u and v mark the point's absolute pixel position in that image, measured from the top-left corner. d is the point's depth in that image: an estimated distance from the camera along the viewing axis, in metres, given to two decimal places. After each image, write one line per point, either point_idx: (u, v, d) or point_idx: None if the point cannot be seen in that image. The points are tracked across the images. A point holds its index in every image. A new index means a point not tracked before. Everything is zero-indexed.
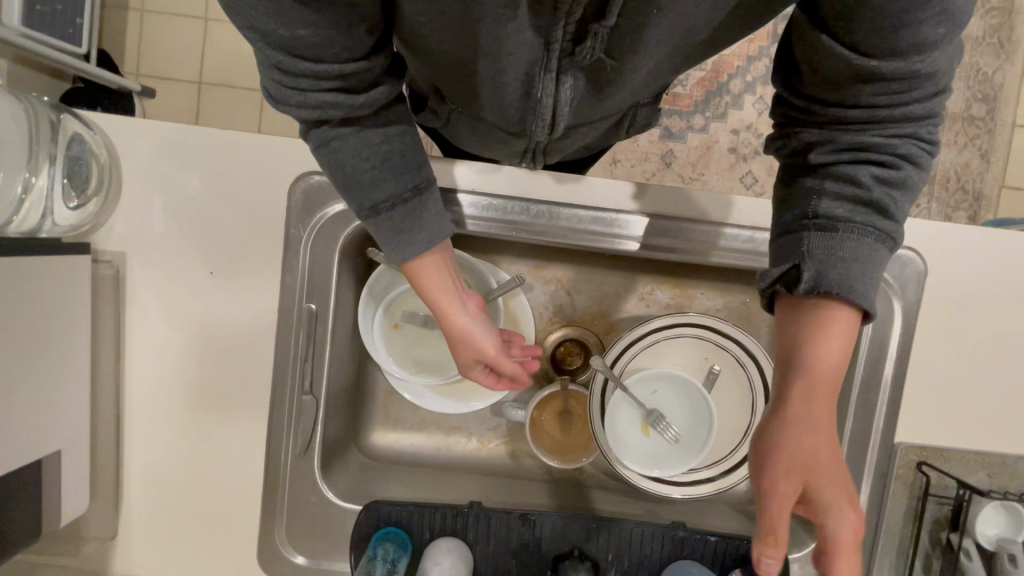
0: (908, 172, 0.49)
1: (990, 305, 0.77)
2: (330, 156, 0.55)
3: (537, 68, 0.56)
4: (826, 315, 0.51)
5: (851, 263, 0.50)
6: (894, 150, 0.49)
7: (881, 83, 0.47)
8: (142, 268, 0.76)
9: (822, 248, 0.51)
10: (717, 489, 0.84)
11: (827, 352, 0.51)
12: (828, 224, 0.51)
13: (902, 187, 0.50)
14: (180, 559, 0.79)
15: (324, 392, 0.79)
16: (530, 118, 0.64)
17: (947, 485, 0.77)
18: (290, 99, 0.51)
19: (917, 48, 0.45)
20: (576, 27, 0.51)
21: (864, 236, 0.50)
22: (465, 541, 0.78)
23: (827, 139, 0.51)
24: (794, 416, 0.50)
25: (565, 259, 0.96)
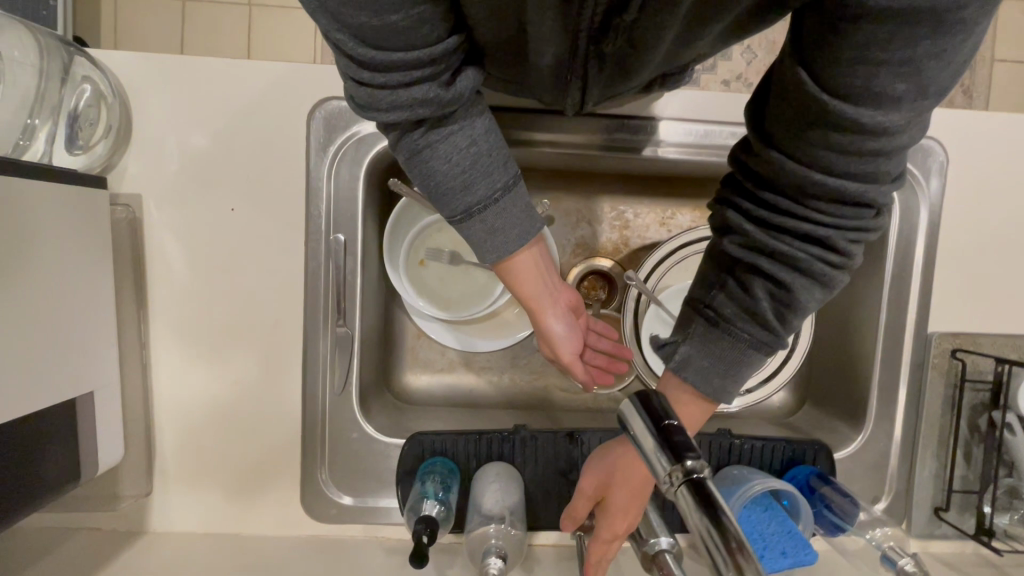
0: (801, 294, 0.49)
1: (1011, 189, 0.78)
2: (423, 165, 0.51)
3: (572, 47, 0.54)
4: (690, 400, 0.57)
5: (719, 369, 0.53)
6: (796, 266, 0.48)
7: (824, 161, 0.45)
8: (159, 209, 0.74)
9: (701, 338, 0.54)
10: (757, 398, 0.85)
11: None
12: (716, 322, 0.53)
13: (800, 293, 0.49)
14: (220, 510, 0.76)
15: (357, 324, 0.77)
16: (562, 94, 0.65)
17: (982, 369, 0.78)
18: (381, 102, 0.46)
19: (891, 99, 0.41)
20: (603, 20, 0.50)
21: (743, 343, 0.52)
22: (513, 465, 0.77)
23: (751, 219, 0.50)
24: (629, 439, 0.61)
25: (585, 191, 0.95)
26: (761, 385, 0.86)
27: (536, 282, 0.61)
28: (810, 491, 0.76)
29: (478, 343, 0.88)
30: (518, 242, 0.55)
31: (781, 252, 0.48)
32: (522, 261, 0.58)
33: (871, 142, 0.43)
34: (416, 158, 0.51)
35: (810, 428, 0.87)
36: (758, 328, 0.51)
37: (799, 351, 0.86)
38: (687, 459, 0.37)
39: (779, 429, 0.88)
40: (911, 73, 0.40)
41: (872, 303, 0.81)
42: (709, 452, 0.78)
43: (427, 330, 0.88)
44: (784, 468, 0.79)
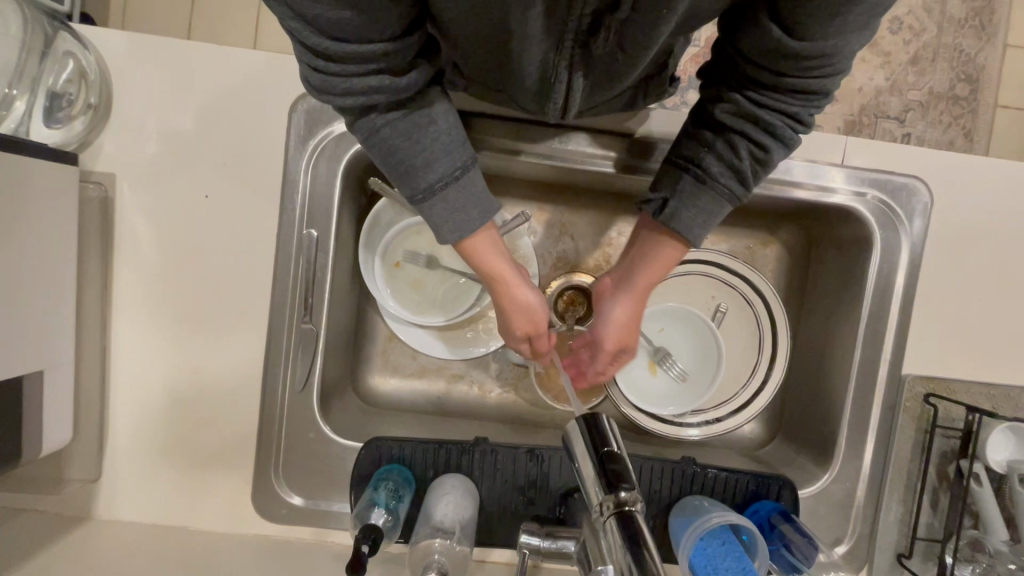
0: (776, 153, 0.53)
1: (994, 237, 0.77)
2: (380, 144, 0.51)
3: (553, 53, 0.54)
4: (661, 244, 0.59)
5: (699, 219, 0.56)
6: (771, 131, 0.52)
7: (796, 70, 0.49)
8: (132, 191, 0.73)
9: (688, 195, 0.56)
10: (723, 429, 0.83)
11: (652, 274, 0.60)
12: (701, 179, 0.55)
13: (775, 151, 0.53)
14: (167, 501, 0.75)
15: (324, 322, 0.76)
16: (544, 100, 0.63)
17: (954, 417, 0.77)
18: (335, 88, 0.47)
19: (848, 29, 0.45)
20: (594, 16, 0.49)
21: (721, 196, 0.55)
22: (470, 477, 0.75)
23: (736, 91, 0.53)
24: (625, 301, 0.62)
25: (569, 204, 0.95)
26: (730, 416, 0.84)
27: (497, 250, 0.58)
28: (770, 528, 0.74)
29: (476, 348, 0.87)
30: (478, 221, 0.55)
31: (761, 118, 0.52)
32: (483, 234, 0.56)
33: (830, 59, 0.48)
34: (373, 137, 0.51)
35: (779, 462, 0.86)
36: (736, 184, 0.55)
37: (771, 384, 0.84)
38: (619, 491, 0.37)
39: (746, 461, 0.87)
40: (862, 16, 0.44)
41: (848, 340, 0.80)
42: (670, 479, 0.77)
43: (416, 346, 0.87)
44: (747, 501, 0.78)
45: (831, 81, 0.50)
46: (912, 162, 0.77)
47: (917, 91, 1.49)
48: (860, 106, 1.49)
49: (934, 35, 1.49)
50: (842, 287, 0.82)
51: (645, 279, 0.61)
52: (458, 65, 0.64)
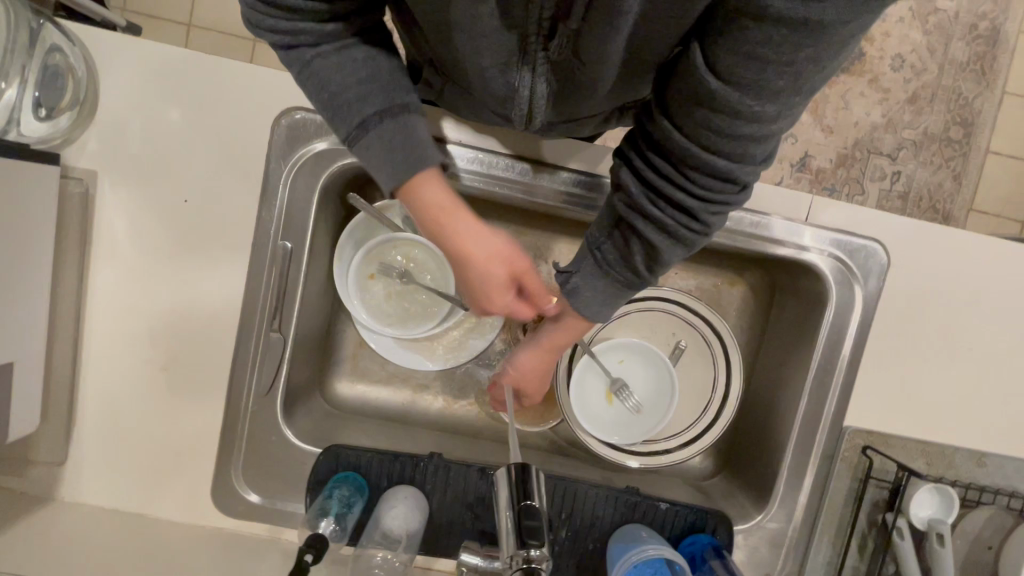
0: (669, 250, 0.54)
1: (945, 301, 0.80)
2: (309, 77, 0.50)
3: (514, 59, 0.55)
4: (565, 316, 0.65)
5: (596, 301, 0.60)
6: (665, 230, 0.53)
7: (701, 145, 0.48)
8: (113, 189, 0.75)
9: (586, 280, 0.59)
10: (674, 461, 0.86)
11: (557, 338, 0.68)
12: (601, 265, 0.58)
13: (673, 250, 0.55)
14: (127, 492, 0.77)
15: (292, 331, 0.79)
16: (509, 107, 0.64)
17: (888, 469, 0.81)
18: (262, 24, 0.47)
19: (769, 86, 0.44)
20: (552, 21, 0.51)
21: (616, 283, 0.59)
22: (421, 490, 0.78)
23: (640, 180, 0.54)
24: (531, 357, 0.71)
25: (546, 229, 0.96)
26: (681, 448, 0.87)
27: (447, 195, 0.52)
28: (702, 560, 0.78)
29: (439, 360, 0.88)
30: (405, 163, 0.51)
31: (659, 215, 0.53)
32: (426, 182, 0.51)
33: (739, 131, 0.47)
34: (304, 68, 0.50)
35: (720, 495, 0.90)
36: (632, 274, 0.58)
37: (722, 422, 0.87)
38: (529, 548, 0.43)
39: (691, 492, 0.91)
40: (787, 68, 0.43)
41: (796, 387, 0.83)
42: (613, 505, 0.80)
43: (389, 357, 0.87)
44: (684, 532, 0.82)
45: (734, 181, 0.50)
46: (872, 223, 0.80)
47: (912, 129, 1.50)
48: (854, 140, 1.49)
49: (934, 75, 1.49)
50: (798, 336, 0.85)
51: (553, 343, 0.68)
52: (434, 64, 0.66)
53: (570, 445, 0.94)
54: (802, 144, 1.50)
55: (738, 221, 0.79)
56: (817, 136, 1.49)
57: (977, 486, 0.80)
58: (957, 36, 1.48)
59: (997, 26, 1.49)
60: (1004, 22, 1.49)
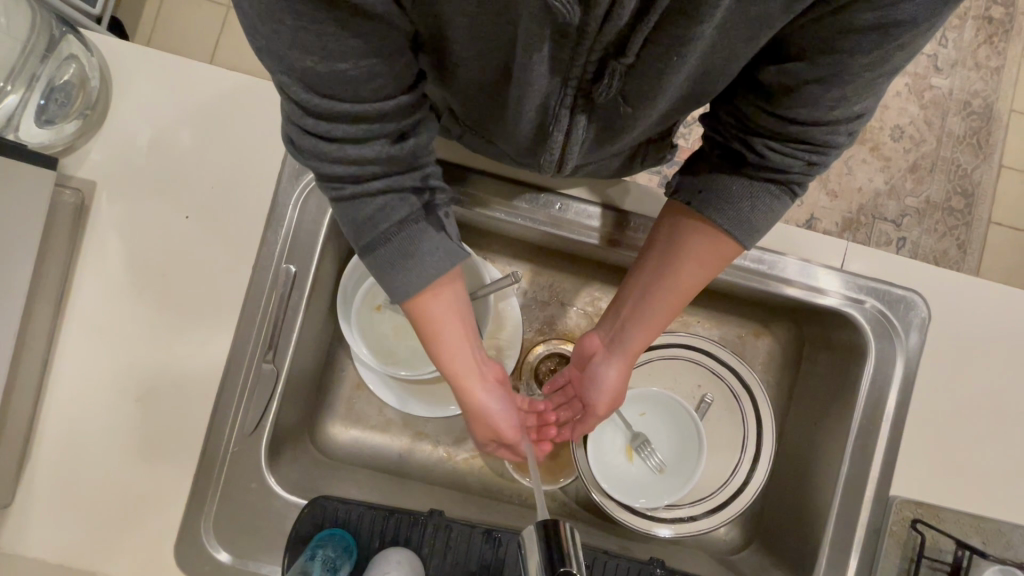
0: (803, 173, 0.55)
1: (986, 360, 0.75)
2: (361, 217, 0.51)
3: (552, 102, 0.53)
4: (699, 232, 0.60)
5: (736, 219, 0.57)
6: (801, 161, 0.53)
7: (813, 110, 0.49)
8: (111, 202, 0.70)
9: (729, 215, 0.57)
10: (700, 530, 0.77)
11: (682, 273, 0.62)
12: (740, 208, 0.56)
13: (755, 218, 0.57)
14: (76, 544, 0.67)
15: (287, 364, 0.72)
16: (540, 148, 0.62)
17: (942, 547, 0.72)
18: (326, 154, 0.46)
19: (854, 81, 0.45)
20: (600, 62, 0.47)
21: (764, 207, 0.56)
22: (417, 554, 0.68)
23: (764, 135, 0.53)
24: (659, 312, 0.64)
25: (564, 267, 0.91)
26: (709, 514, 0.78)
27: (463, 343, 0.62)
28: None
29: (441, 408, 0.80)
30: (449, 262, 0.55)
31: (741, 189, 0.57)
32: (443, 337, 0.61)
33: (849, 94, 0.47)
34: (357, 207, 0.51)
35: (751, 573, 0.80)
36: (777, 201, 0.56)
37: (751, 487, 0.78)
38: None
39: (717, 566, 0.81)
40: (870, 69, 0.44)
41: (835, 449, 0.76)
42: None
43: (397, 406, 0.81)
44: None
45: (825, 158, 0.53)
46: (907, 274, 0.76)
47: (914, 198, 1.51)
48: (859, 205, 1.50)
49: (933, 147, 1.52)
50: (834, 393, 0.79)
51: (692, 273, 0.62)
52: (454, 111, 0.65)
53: (583, 507, 0.84)
54: (808, 208, 1.50)
55: (770, 264, 0.76)
56: (822, 200, 1.50)
57: None
58: (952, 112, 1.53)
59: (989, 104, 1.54)
60: (996, 100, 1.54)
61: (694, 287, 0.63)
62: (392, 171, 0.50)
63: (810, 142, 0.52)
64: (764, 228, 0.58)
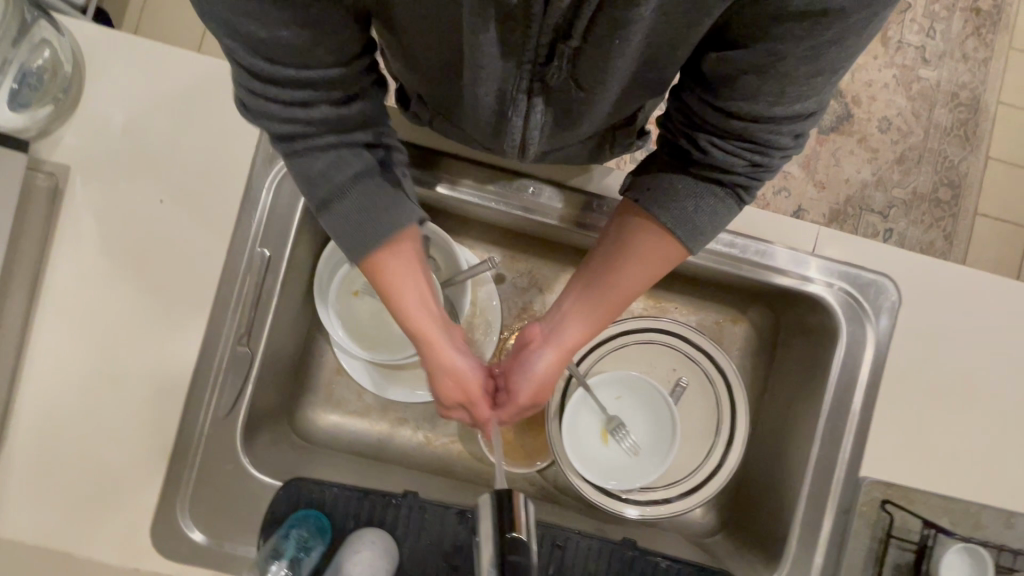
0: (749, 175, 0.54)
1: (957, 344, 0.76)
2: (310, 174, 0.52)
3: (508, 87, 0.54)
4: (643, 228, 0.59)
5: (683, 221, 0.56)
6: (747, 161, 0.52)
7: (754, 108, 0.48)
8: (85, 186, 0.70)
9: (676, 216, 0.56)
10: (673, 512, 0.78)
11: (624, 268, 0.61)
12: (689, 208, 0.56)
13: (699, 218, 0.56)
14: (52, 525, 0.67)
15: (261, 347, 0.72)
16: (502, 134, 0.63)
17: (911, 528, 0.73)
18: (273, 115, 0.47)
19: (790, 75, 0.44)
20: (550, 46, 0.48)
21: (713, 206, 0.56)
22: (391, 535, 0.69)
23: (709, 131, 0.52)
24: (597, 309, 0.63)
25: (543, 254, 0.91)
26: (681, 497, 0.78)
27: (421, 300, 0.60)
28: None
29: (417, 393, 0.82)
30: (403, 220, 0.55)
31: (687, 187, 0.56)
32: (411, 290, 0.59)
33: (791, 93, 0.46)
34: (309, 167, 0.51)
35: (725, 555, 0.81)
36: (723, 201, 0.56)
37: (725, 471, 0.79)
38: None
39: (692, 548, 0.82)
40: (828, 74, 0.45)
41: (806, 432, 0.77)
42: (606, 560, 0.71)
43: (374, 389, 0.82)
44: None
45: (773, 160, 0.52)
46: (879, 258, 0.77)
47: (901, 189, 1.51)
48: (846, 196, 1.50)
49: (920, 138, 1.52)
50: (807, 377, 0.80)
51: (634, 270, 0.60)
52: (422, 95, 0.66)
53: (560, 491, 0.85)
54: (795, 199, 1.50)
55: (743, 249, 0.77)
56: (809, 192, 1.51)
57: (1010, 549, 0.72)
58: (939, 104, 1.53)
59: (977, 96, 1.55)
60: (983, 92, 1.55)
61: (640, 286, 0.62)
62: (341, 131, 0.51)
63: (756, 142, 0.51)
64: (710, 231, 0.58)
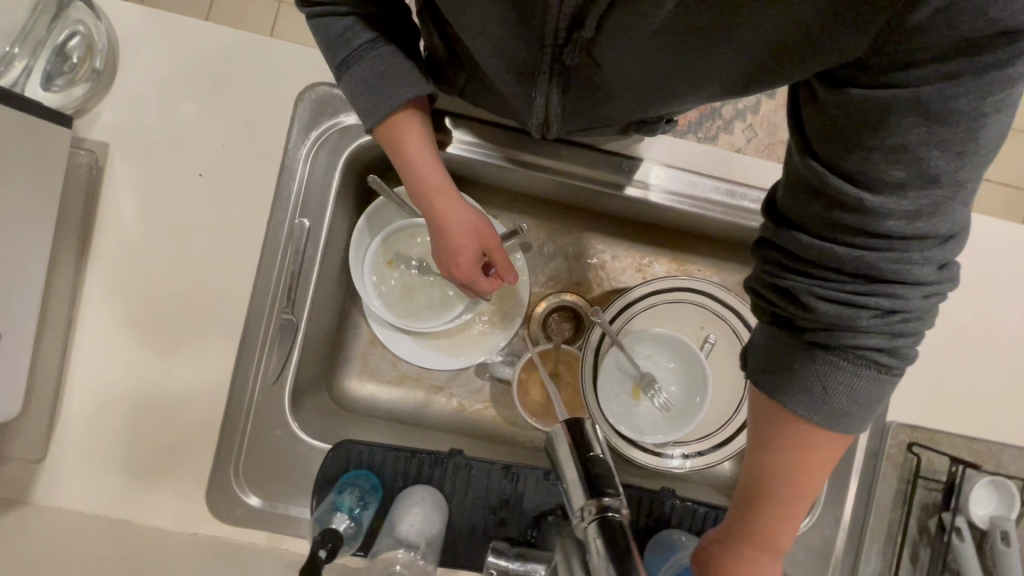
0: (887, 332, 0.43)
1: (973, 290, 0.78)
2: (326, 37, 0.59)
3: (529, 66, 0.58)
4: (807, 434, 0.46)
5: (830, 392, 0.44)
6: (883, 307, 0.42)
7: (873, 225, 0.41)
8: (124, 162, 0.72)
9: (808, 371, 0.44)
10: (707, 463, 0.80)
11: (804, 483, 0.47)
12: (819, 363, 0.44)
13: (847, 388, 0.44)
14: (110, 493, 0.69)
15: (305, 315, 0.74)
16: (527, 112, 0.66)
17: (937, 467, 0.76)
18: None
19: (903, 175, 0.40)
20: (566, 33, 0.52)
21: (849, 364, 0.43)
22: (440, 491, 0.71)
23: (818, 269, 0.44)
24: (776, 521, 0.47)
25: (570, 220, 0.93)
26: (712, 449, 0.81)
27: (429, 158, 0.65)
28: None
29: (451, 360, 0.84)
30: (406, 89, 0.60)
31: (814, 349, 0.44)
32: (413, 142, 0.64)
33: (914, 205, 0.40)
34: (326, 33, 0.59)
35: None
36: (860, 362, 0.43)
37: None
38: (604, 496, 0.39)
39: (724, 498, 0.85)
40: (934, 156, 0.39)
41: None
42: (647, 507, 0.74)
43: (411, 360, 0.83)
44: None
45: (913, 305, 0.42)
46: None
47: None
48: None
49: None
50: None
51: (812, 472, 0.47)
52: (460, 60, 0.67)
53: None
54: None
55: None
56: None
57: None
58: None
59: None
60: None
61: (813, 486, 0.48)
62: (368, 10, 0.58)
63: (883, 285, 0.42)
64: (868, 401, 0.45)
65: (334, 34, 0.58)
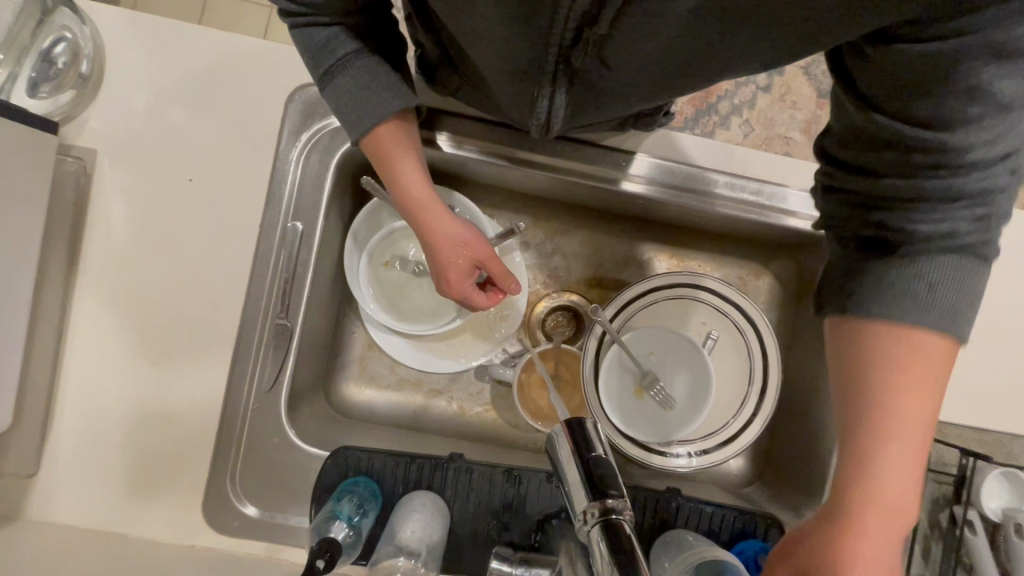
0: (973, 239, 0.43)
1: None
2: (306, 48, 0.57)
3: (534, 70, 0.57)
4: (903, 341, 0.43)
5: (921, 305, 0.43)
6: (967, 217, 0.43)
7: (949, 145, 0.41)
8: (113, 168, 0.70)
9: (898, 289, 0.44)
10: (713, 461, 0.79)
11: (918, 408, 0.42)
12: (907, 281, 0.44)
13: (942, 295, 0.43)
14: (103, 505, 0.68)
15: (300, 320, 0.72)
16: (528, 114, 0.66)
17: (946, 460, 0.75)
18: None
19: (976, 107, 0.40)
20: (575, 32, 0.50)
21: (940, 274, 0.43)
22: (442, 496, 0.70)
23: (891, 194, 0.45)
24: (888, 462, 0.41)
25: (567, 217, 0.92)
26: (717, 447, 0.80)
27: (421, 178, 0.63)
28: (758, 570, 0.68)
29: (450, 363, 0.83)
30: (394, 103, 0.59)
31: (900, 264, 0.44)
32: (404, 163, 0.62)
33: (989, 123, 0.40)
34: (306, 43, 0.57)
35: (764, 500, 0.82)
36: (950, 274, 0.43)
37: (761, 417, 0.80)
38: (607, 498, 0.37)
39: (731, 497, 0.83)
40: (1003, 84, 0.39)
41: None
42: (653, 508, 0.72)
43: (409, 363, 0.82)
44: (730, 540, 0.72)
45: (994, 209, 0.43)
46: None
47: None
48: None
49: None
50: None
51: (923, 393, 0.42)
52: (454, 63, 0.66)
53: None
54: None
55: (769, 197, 0.78)
56: None
57: None
58: None
59: None
60: None
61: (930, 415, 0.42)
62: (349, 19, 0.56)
63: (965, 196, 0.42)
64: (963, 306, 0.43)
65: (315, 46, 0.57)
